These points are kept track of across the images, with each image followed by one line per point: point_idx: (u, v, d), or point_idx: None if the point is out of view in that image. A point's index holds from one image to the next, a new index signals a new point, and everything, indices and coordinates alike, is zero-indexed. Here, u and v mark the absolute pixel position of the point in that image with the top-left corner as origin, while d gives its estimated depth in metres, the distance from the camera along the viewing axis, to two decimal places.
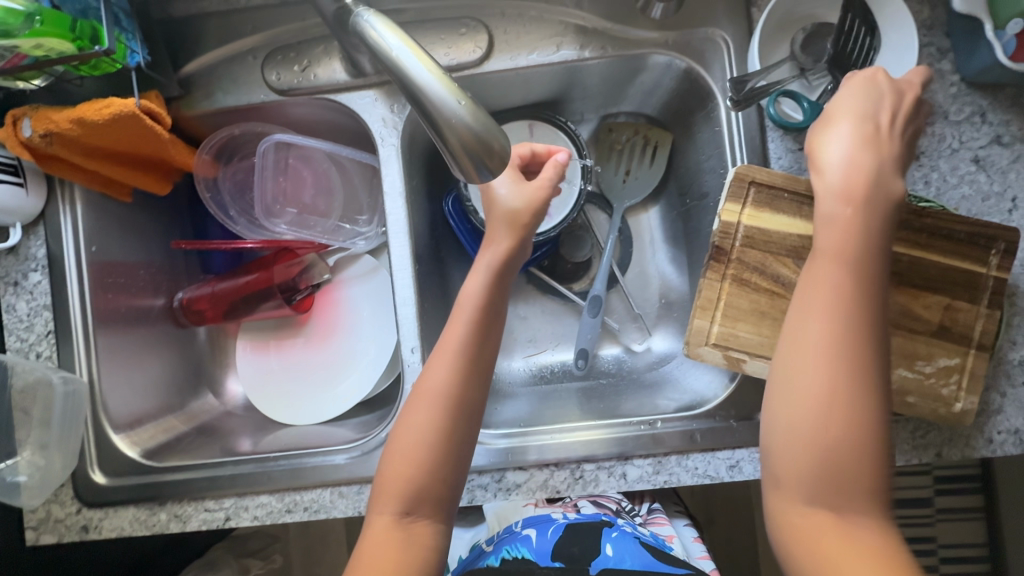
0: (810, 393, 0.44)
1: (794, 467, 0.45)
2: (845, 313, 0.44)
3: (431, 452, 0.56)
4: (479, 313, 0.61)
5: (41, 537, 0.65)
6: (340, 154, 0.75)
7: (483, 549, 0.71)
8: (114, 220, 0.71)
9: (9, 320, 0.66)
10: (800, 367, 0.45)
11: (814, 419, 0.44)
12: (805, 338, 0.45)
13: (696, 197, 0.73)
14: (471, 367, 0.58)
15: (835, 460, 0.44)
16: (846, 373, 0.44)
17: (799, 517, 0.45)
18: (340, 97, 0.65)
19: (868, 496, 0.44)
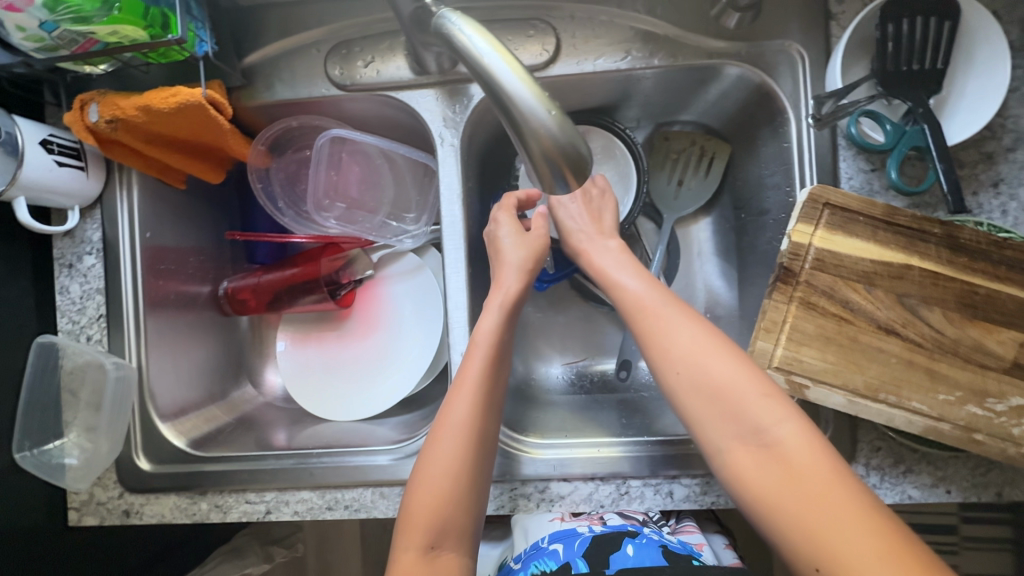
0: (678, 359, 0.53)
1: (704, 420, 0.51)
2: (656, 293, 0.58)
3: (459, 485, 0.55)
4: (493, 352, 0.59)
5: (84, 518, 0.66)
6: (393, 151, 0.74)
7: (512, 568, 0.66)
8: (167, 206, 0.71)
9: (63, 303, 0.67)
10: (656, 348, 0.55)
11: (689, 374, 0.52)
12: (656, 325, 0.55)
13: (753, 212, 0.71)
14: (491, 400, 0.58)
15: (722, 394, 0.50)
16: (690, 326, 0.55)
17: (729, 462, 0.49)
18: (401, 94, 0.65)
19: (765, 412, 0.48)
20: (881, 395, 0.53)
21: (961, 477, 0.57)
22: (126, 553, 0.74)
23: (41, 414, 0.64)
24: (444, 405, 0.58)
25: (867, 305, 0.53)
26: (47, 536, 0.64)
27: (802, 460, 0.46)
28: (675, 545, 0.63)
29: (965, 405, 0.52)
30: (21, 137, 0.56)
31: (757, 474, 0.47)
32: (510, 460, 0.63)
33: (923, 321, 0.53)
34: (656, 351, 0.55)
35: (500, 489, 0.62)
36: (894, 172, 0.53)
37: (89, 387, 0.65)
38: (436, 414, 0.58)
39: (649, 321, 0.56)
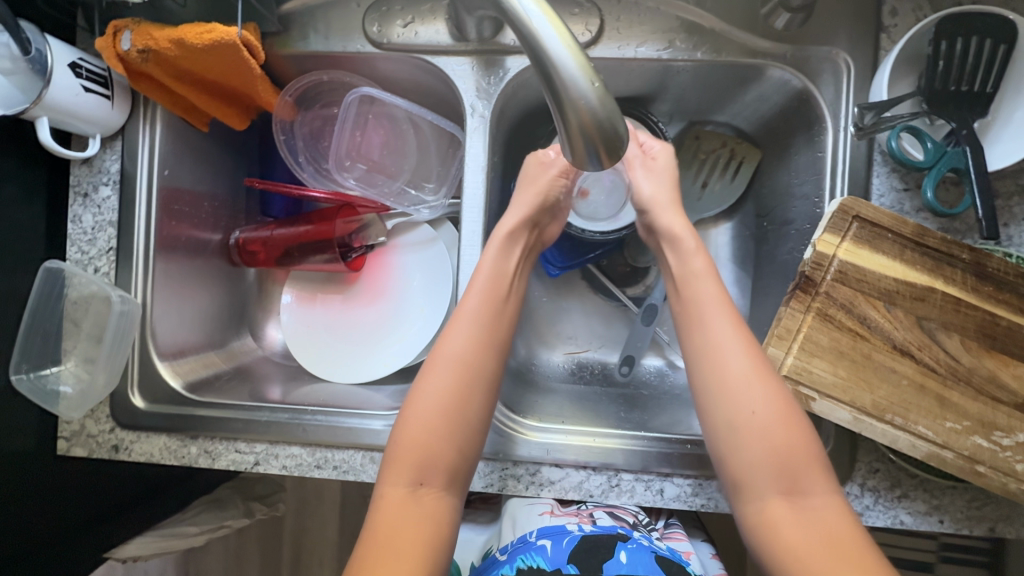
0: (741, 408, 0.52)
1: (751, 468, 0.52)
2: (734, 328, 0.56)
3: (448, 422, 0.56)
4: (496, 289, 0.61)
5: (72, 449, 0.67)
6: (421, 118, 0.73)
7: (496, 559, 0.64)
8: (189, 148, 0.71)
9: (75, 232, 0.66)
10: (722, 389, 0.53)
11: (749, 423, 0.52)
12: (726, 367, 0.54)
13: (777, 221, 0.70)
14: (490, 340, 0.59)
15: (779, 457, 0.51)
16: (760, 374, 0.52)
17: (763, 512, 0.51)
18: (437, 59, 0.64)
19: (807, 481, 0.51)
20: (887, 416, 0.52)
21: (955, 508, 0.56)
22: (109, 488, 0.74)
23: (40, 342, 0.64)
24: (441, 338, 0.60)
25: (884, 323, 0.52)
26: (36, 462, 0.64)
27: (835, 535, 0.49)
28: (665, 551, 0.62)
29: (971, 435, 0.51)
30: (50, 56, 0.55)
31: (788, 531, 0.50)
32: (504, 439, 0.62)
33: (940, 346, 0.52)
34: (722, 387, 0.53)
35: (491, 467, 0.62)
36: (929, 193, 0.53)
37: (93, 318, 0.65)
38: (431, 349, 0.60)
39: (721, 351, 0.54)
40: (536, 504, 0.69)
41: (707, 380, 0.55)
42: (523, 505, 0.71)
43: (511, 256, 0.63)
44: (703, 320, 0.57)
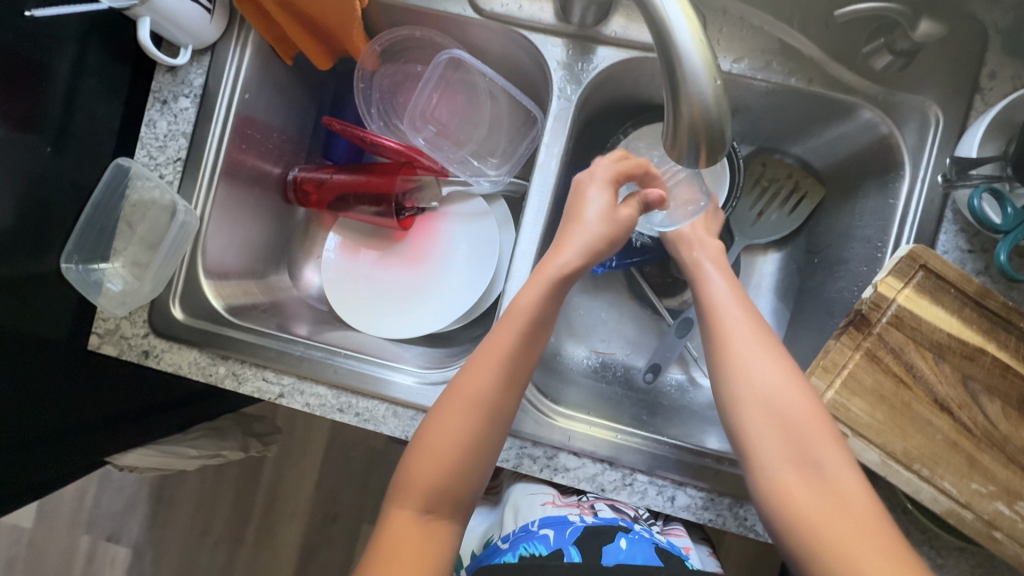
0: (753, 381, 0.53)
1: (764, 441, 0.51)
2: (742, 306, 0.59)
3: (460, 454, 0.54)
4: (530, 321, 0.57)
5: (102, 346, 0.66)
6: (501, 92, 0.73)
7: (498, 547, 0.69)
8: (270, 77, 0.71)
9: (146, 136, 0.67)
10: (732, 365, 0.55)
11: (760, 395, 0.53)
12: (733, 342, 0.56)
13: (830, 260, 0.70)
14: (512, 374, 0.57)
15: (793, 431, 0.51)
16: (766, 348, 0.55)
17: (775, 484, 0.50)
18: (533, 36, 0.64)
19: (820, 449, 0.50)
20: (915, 465, 0.52)
21: (958, 571, 0.56)
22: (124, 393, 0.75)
23: (95, 235, 0.66)
24: (462, 376, 0.57)
25: (930, 375, 0.53)
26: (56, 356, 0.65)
27: (851, 504, 0.47)
28: (664, 544, 0.67)
29: (992, 500, 0.51)
30: None
31: (800, 503, 0.49)
32: (527, 418, 0.63)
33: (980, 408, 0.52)
34: (732, 363, 0.55)
35: (510, 443, 0.62)
36: (1002, 256, 0.54)
37: (149, 225, 0.67)
38: (448, 383, 0.57)
39: (724, 328, 0.57)
40: (536, 495, 0.74)
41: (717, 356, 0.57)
42: (524, 494, 0.75)
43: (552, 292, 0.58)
44: (716, 300, 0.60)
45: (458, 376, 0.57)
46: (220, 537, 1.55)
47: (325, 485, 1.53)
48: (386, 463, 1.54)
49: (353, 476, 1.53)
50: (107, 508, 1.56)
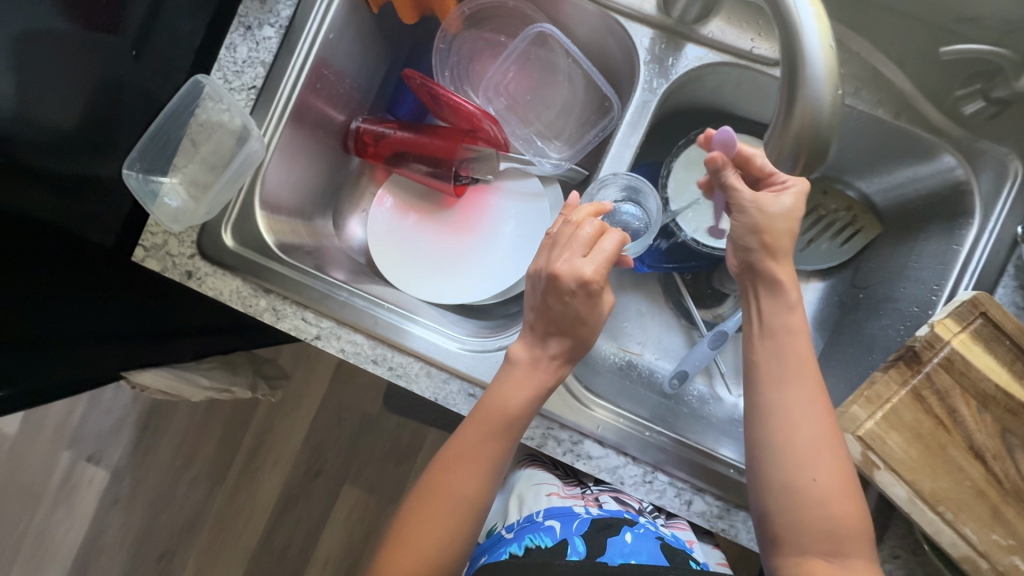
0: (801, 466, 0.51)
1: (796, 527, 0.51)
2: (804, 375, 0.53)
3: (449, 544, 0.57)
4: (506, 420, 0.57)
5: (146, 260, 0.65)
6: (580, 76, 0.73)
7: (502, 537, 0.70)
8: (356, 22, 0.71)
9: (225, 58, 0.66)
10: (781, 446, 0.52)
11: (812, 486, 0.51)
12: (796, 424, 0.52)
13: (875, 297, 0.70)
14: (492, 465, 0.58)
15: (831, 528, 0.50)
16: (826, 444, 0.51)
17: (800, 565, 0.51)
18: (628, 23, 0.63)
19: (852, 537, 0.50)
20: (939, 507, 0.52)
21: None
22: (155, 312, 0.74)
23: (159, 148, 0.66)
24: (447, 473, 0.58)
25: (969, 422, 0.53)
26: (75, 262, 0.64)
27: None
28: (668, 538, 0.69)
29: (1011, 555, 0.52)
30: None
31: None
32: (557, 399, 0.63)
33: (1013, 461, 0.53)
34: (778, 446, 0.52)
35: (538, 421, 0.62)
36: None
37: (214, 147, 0.66)
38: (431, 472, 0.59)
39: (782, 410, 0.52)
40: (542, 487, 0.76)
41: (769, 434, 0.53)
42: (529, 485, 0.77)
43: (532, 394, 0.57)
44: (774, 367, 0.53)
45: (442, 467, 0.59)
46: (201, 474, 1.55)
47: (313, 441, 1.54)
48: (377, 429, 1.54)
49: (343, 436, 1.54)
50: (93, 428, 1.56)
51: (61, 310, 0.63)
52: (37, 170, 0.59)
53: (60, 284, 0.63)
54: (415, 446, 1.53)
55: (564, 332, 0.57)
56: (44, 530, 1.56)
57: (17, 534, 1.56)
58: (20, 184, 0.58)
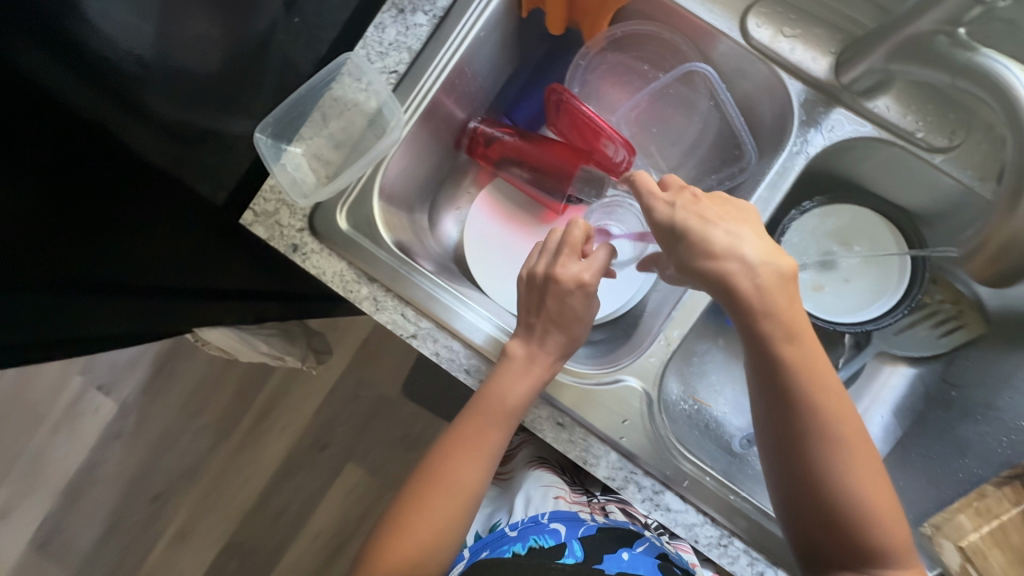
0: (843, 490, 0.50)
1: (817, 520, 0.51)
2: (835, 389, 0.51)
3: (443, 533, 0.57)
4: (509, 411, 0.59)
5: (254, 225, 0.64)
6: (714, 122, 0.71)
7: (504, 534, 0.68)
8: (503, 25, 0.69)
9: (372, 37, 0.64)
10: (819, 466, 0.50)
11: (824, 477, 0.50)
12: (807, 414, 0.50)
13: (966, 399, 0.68)
14: (487, 454, 0.60)
15: (863, 527, 0.50)
16: (831, 432, 0.50)
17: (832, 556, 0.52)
18: (790, 80, 0.61)
19: (893, 551, 0.51)
20: None
21: None
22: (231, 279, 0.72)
23: (290, 117, 0.64)
24: (450, 466, 0.59)
25: None
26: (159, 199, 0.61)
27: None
28: (673, 557, 0.65)
29: None
30: None
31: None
32: (649, 444, 0.61)
33: None
34: (808, 467, 0.50)
35: (622, 463, 0.61)
36: None
37: (343, 126, 0.65)
38: (432, 463, 0.60)
39: (792, 404, 0.50)
40: (549, 487, 0.74)
41: (803, 454, 0.50)
42: (537, 486, 0.76)
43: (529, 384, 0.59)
44: (809, 393, 0.50)
45: (444, 457, 0.60)
46: (209, 423, 1.54)
47: (327, 412, 1.53)
48: (391, 413, 1.53)
49: (356, 414, 1.53)
50: (109, 358, 1.55)
51: (110, 253, 0.58)
52: (148, 112, 0.57)
53: (115, 226, 0.57)
54: (426, 438, 1.51)
55: (558, 328, 0.60)
56: (42, 451, 1.55)
57: (15, 449, 1.55)
58: (120, 118, 0.54)
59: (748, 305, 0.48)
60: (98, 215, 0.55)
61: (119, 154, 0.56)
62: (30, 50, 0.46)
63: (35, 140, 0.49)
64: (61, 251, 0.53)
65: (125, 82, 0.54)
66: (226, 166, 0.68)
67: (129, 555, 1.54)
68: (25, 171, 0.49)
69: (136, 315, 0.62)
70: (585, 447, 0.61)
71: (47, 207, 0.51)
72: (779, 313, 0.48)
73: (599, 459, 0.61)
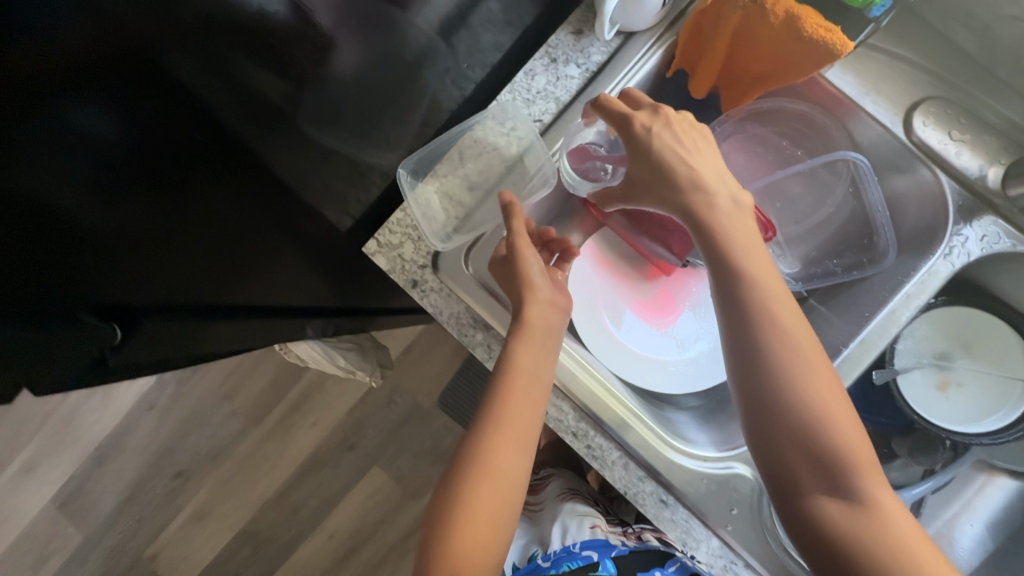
0: (804, 403, 0.49)
1: (792, 453, 0.49)
2: (786, 300, 0.51)
3: (487, 533, 0.53)
4: (533, 387, 0.56)
5: (376, 256, 0.62)
6: (847, 208, 0.69)
7: (540, 565, 0.72)
8: (652, 84, 0.67)
9: (521, 82, 0.64)
10: (779, 381, 0.49)
11: (790, 396, 0.49)
12: (766, 331, 0.50)
13: None
14: (516, 443, 0.56)
15: (834, 453, 0.48)
16: (791, 349, 0.49)
17: (806, 493, 0.49)
18: (949, 184, 0.63)
19: (859, 468, 0.48)
20: None
21: None
22: (287, 257, 0.69)
23: (432, 156, 0.64)
24: (491, 461, 0.55)
25: None
26: (258, 191, 0.57)
27: (888, 531, 0.47)
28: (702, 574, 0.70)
29: None
30: None
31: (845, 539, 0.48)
32: (754, 538, 0.61)
33: None
34: (768, 383, 0.50)
35: (723, 551, 0.61)
36: None
37: (480, 169, 0.65)
38: (463, 463, 0.55)
39: (750, 318, 0.50)
40: (585, 517, 0.77)
41: (762, 370, 0.50)
42: (572, 515, 0.78)
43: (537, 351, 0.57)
44: (762, 303, 0.50)
45: (475, 452, 0.55)
46: (239, 408, 1.46)
47: (358, 414, 1.44)
48: (424, 422, 1.44)
49: (387, 419, 1.44)
50: None
51: (195, 229, 0.54)
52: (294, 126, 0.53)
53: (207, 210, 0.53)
54: (456, 451, 1.43)
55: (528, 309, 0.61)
56: (75, 409, 1.46)
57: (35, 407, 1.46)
58: (257, 128, 0.50)
59: (707, 225, 0.51)
60: (196, 201, 0.51)
61: (244, 155, 0.52)
62: (215, 92, 0.44)
63: (174, 150, 0.45)
64: (151, 228, 0.49)
65: (285, 111, 0.51)
66: (343, 178, 0.66)
67: (143, 529, 1.46)
68: (141, 176, 0.44)
69: (210, 285, 0.61)
70: (686, 529, 0.61)
71: (154, 198, 0.47)
72: (731, 233, 0.51)
73: (700, 544, 0.61)
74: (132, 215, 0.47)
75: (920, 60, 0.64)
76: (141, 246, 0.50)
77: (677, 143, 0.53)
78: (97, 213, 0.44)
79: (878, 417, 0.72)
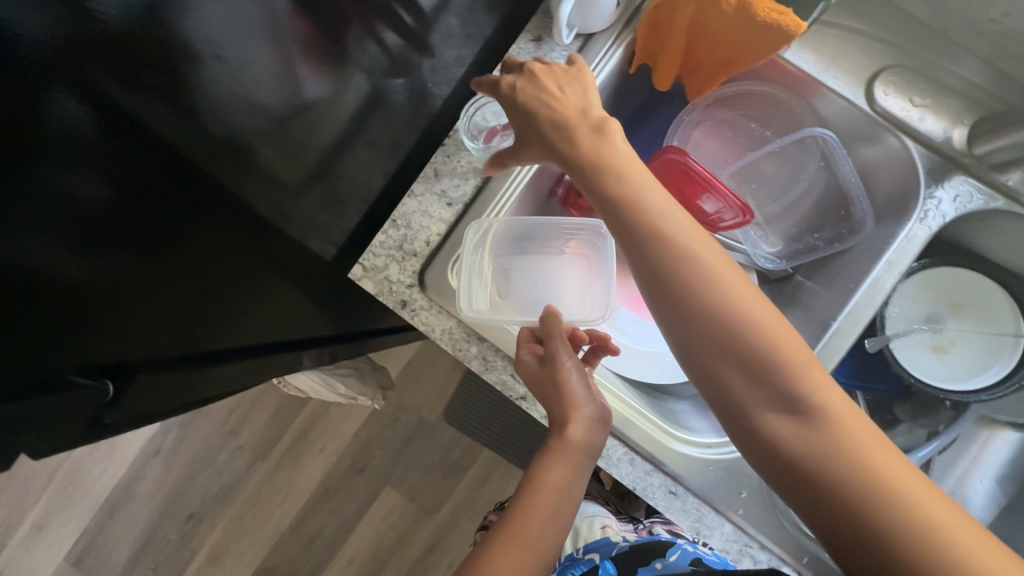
0: (724, 317, 0.46)
1: (727, 379, 0.46)
2: (679, 213, 0.48)
3: None
4: (556, 501, 0.52)
5: (361, 280, 0.62)
6: (821, 181, 0.70)
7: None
8: (616, 81, 0.68)
9: None
10: (694, 304, 0.46)
11: (709, 320, 0.46)
12: (665, 256, 0.46)
13: None
14: (529, 553, 0.49)
15: (773, 370, 0.45)
16: (695, 269, 0.46)
17: (752, 417, 0.46)
18: (917, 149, 0.63)
19: (805, 378, 0.45)
20: None
21: None
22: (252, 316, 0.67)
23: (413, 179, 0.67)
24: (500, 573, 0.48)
25: None
26: (234, 242, 0.57)
27: (841, 432, 0.45)
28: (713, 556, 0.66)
29: None
30: None
31: (790, 446, 0.45)
32: (766, 520, 0.62)
33: None
34: (683, 307, 0.46)
35: (736, 534, 0.61)
36: None
37: (455, 183, 0.65)
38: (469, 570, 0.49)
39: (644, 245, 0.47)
40: (595, 518, 0.78)
41: (674, 295, 0.46)
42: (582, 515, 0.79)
43: (567, 469, 0.52)
44: (652, 227, 0.47)
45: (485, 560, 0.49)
46: (244, 444, 1.45)
47: (363, 437, 1.44)
48: (429, 438, 1.43)
49: (394, 438, 1.43)
50: None
51: (170, 289, 0.53)
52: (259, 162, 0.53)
53: (184, 267, 0.53)
54: (466, 463, 1.42)
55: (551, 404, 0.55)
56: (80, 463, 1.44)
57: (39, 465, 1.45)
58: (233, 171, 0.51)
59: (580, 160, 0.48)
60: (170, 259, 0.51)
61: (223, 202, 0.52)
62: (186, 134, 0.44)
63: (148, 206, 0.45)
64: (115, 293, 0.48)
65: (250, 150, 0.51)
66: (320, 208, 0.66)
67: None
68: (119, 237, 0.45)
69: (190, 337, 0.60)
70: (698, 518, 0.61)
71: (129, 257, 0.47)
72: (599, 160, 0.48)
73: (713, 531, 0.61)
74: (106, 267, 0.46)
75: (873, 34, 0.66)
76: (111, 309, 0.49)
77: (540, 92, 0.51)
78: (77, 269, 0.44)
79: (873, 383, 0.73)
